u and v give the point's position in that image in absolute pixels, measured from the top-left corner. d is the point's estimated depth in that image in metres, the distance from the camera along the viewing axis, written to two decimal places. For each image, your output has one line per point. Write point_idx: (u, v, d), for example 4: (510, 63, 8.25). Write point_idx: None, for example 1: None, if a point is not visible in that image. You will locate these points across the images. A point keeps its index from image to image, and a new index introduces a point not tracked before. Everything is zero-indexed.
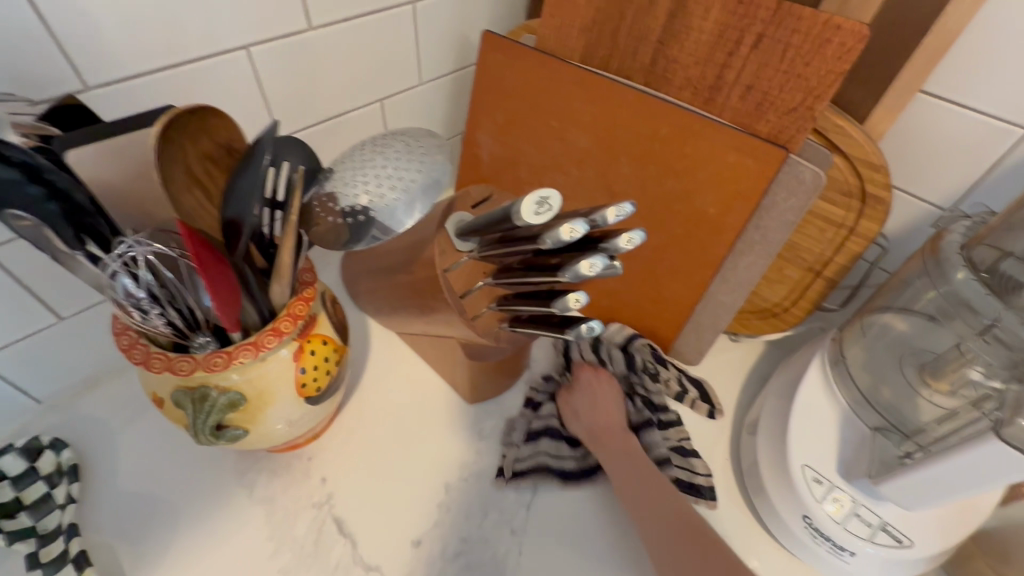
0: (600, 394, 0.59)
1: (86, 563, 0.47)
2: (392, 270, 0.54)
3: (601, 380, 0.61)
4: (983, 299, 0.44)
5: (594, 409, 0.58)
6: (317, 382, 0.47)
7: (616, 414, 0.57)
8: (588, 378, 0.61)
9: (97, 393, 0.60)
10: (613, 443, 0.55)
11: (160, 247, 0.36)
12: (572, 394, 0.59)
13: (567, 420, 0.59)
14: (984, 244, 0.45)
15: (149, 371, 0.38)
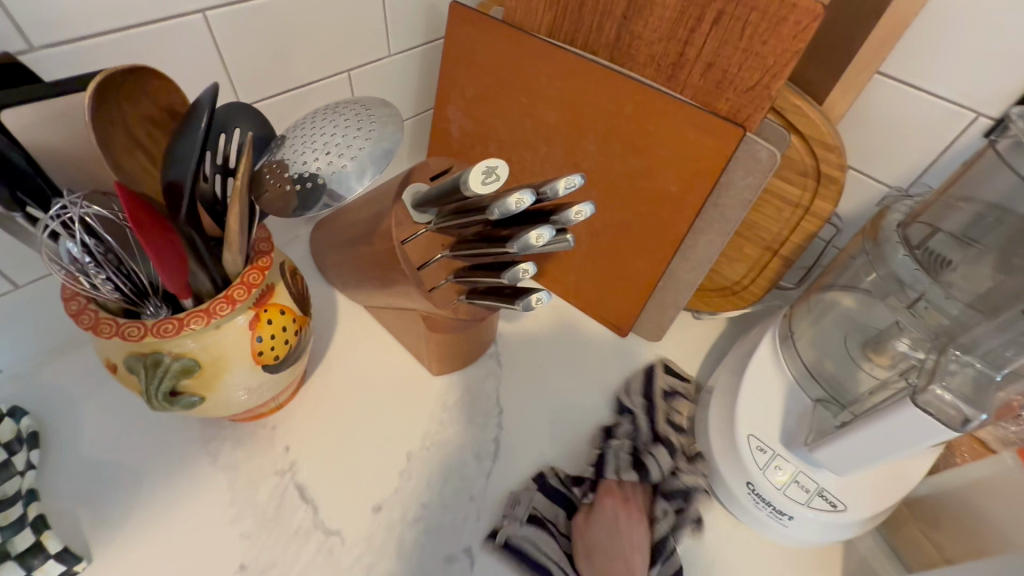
0: (621, 524, 0.52)
1: (44, 526, 0.47)
2: (354, 242, 0.54)
3: (627, 514, 0.54)
4: (914, 274, 0.46)
5: (611, 548, 0.51)
6: (275, 351, 0.47)
7: (635, 564, 0.51)
8: (608, 512, 0.54)
9: (59, 363, 0.60)
10: None
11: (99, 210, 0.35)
12: (590, 526, 0.53)
13: (578, 552, 0.52)
14: (919, 221, 0.47)
15: (98, 336, 0.39)
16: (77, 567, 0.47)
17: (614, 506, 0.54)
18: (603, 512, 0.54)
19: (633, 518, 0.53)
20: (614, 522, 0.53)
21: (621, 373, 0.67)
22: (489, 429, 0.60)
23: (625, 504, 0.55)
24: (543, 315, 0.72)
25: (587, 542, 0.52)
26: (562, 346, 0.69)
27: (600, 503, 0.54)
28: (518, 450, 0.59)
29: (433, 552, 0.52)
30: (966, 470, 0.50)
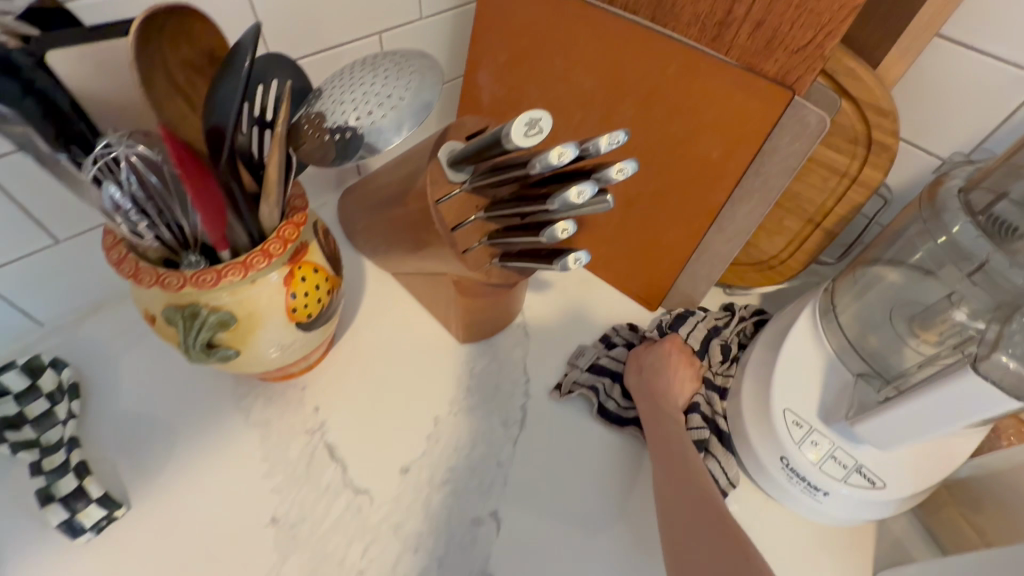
0: (674, 377, 0.56)
1: (86, 471, 0.48)
2: (388, 204, 0.54)
3: (681, 358, 0.59)
4: (974, 243, 0.45)
5: (661, 372, 0.57)
6: (308, 308, 0.47)
7: (677, 413, 0.55)
8: (668, 355, 0.58)
9: (98, 319, 0.61)
10: (665, 407, 0.54)
11: (145, 153, 0.35)
12: (645, 351, 0.59)
13: (629, 371, 0.59)
14: (982, 186, 0.45)
15: (138, 285, 0.39)
16: (117, 513, 0.48)
17: (672, 359, 0.58)
18: (661, 356, 0.58)
19: (686, 373, 0.57)
20: (668, 354, 0.58)
21: None
22: (516, 397, 0.60)
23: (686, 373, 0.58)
24: (572, 286, 0.71)
25: (640, 382, 0.57)
26: (590, 317, 0.68)
27: (653, 349, 0.59)
28: (546, 419, 0.59)
29: (460, 514, 0.52)
30: (1014, 452, 0.48)
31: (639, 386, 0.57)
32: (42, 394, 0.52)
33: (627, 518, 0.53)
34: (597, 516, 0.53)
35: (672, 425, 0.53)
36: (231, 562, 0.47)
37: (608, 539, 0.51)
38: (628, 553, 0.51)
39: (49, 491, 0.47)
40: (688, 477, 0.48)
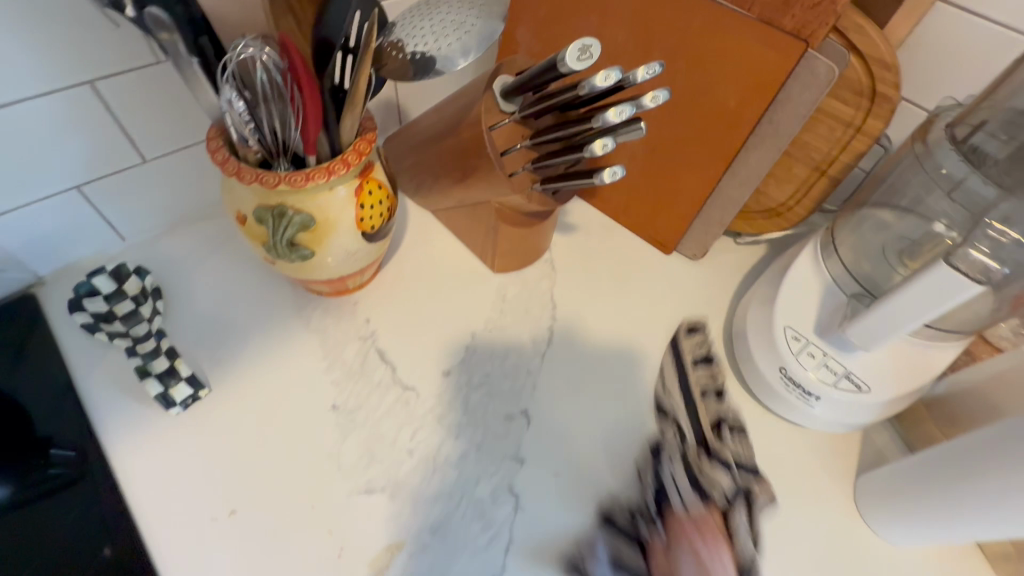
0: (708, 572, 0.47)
1: (176, 355, 0.56)
2: (438, 138, 0.60)
3: (708, 541, 0.49)
4: (955, 165, 0.52)
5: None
6: (373, 220, 0.54)
7: None
8: (683, 519, 0.50)
9: (173, 238, 0.69)
10: None
11: (270, 60, 0.41)
12: (671, 559, 0.48)
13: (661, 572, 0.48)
14: (965, 121, 0.51)
15: (241, 181, 0.46)
16: (201, 393, 0.55)
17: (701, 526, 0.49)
18: (682, 519, 0.50)
19: (720, 549, 0.48)
20: (705, 558, 0.48)
21: (665, 284, 0.73)
22: (544, 320, 0.67)
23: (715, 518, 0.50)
24: (594, 230, 0.77)
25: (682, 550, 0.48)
26: (610, 256, 0.75)
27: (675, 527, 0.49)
28: (570, 339, 0.66)
29: (495, 410, 0.59)
30: (986, 366, 0.55)
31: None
32: (127, 296, 0.59)
33: (641, 421, 0.60)
34: (614, 418, 0.60)
35: None
36: (298, 436, 0.55)
37: (623, 437, 0.59)
38: (641, 448, 0.58)
39: (147, 369, 0.55)
40: None
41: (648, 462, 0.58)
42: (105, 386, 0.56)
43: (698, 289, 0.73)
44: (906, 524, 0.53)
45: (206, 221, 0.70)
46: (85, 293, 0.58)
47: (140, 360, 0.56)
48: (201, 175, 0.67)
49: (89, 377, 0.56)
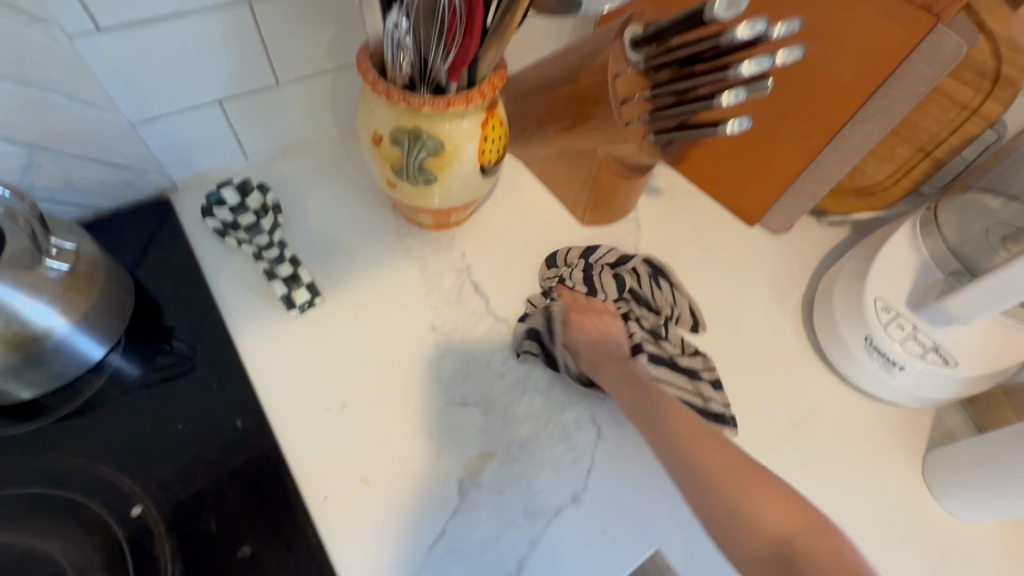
0: (628, 395, 0.56)
1: (298, 263, 0.62)
2: (549, 86, 0.62)
3: (594, 315, 0.62)
4: None
5: (591, 339, 0.60)
6: (492, 153, 0.57)
7: (614, 347, 0.60)
8: (605, 338, 0.60)
9: (286, 162, 0.74)
10: (609, 367, 0.58)
11: None
12: (569, 330, 0.60)
13: (569, 352, 0.60)
14: None
15: (390, 102, 0.49)
16: (317, 299, 0.61)
17: (603, 340, 0.60)
18: (600, 341, 0.60)
19: (634, 366, 0.58)
20: (590, 324, 0.61)
21: (747, 254, 0.74)
22: None
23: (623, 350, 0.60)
24: (680, 196, 0.79)
25: (592, 357, 0.59)
26: (694, 222, 0.77)
27: (597, 364, 0.58)
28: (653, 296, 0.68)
29: None
30: None
31: (585, 364, 0.59)
32: (250, 210, 0.64)
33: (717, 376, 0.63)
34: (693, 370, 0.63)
35: (624, 381, 0.57)
36: (401, 349, 0.60)
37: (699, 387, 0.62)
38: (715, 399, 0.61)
39: (274, 272, 0.61)
40: (676, 440, 0.52)
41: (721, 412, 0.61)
42: (232, 286, 0.62)
43: (779, 262, 0.74)
44: (975, 498, 0.55)
45: (317, 149, 0.75)
46: (215, 202, 0.64)
47: (267, 264, 0.62)
48: (319, 105, 0.71)
49: (219, 276, 0.62)
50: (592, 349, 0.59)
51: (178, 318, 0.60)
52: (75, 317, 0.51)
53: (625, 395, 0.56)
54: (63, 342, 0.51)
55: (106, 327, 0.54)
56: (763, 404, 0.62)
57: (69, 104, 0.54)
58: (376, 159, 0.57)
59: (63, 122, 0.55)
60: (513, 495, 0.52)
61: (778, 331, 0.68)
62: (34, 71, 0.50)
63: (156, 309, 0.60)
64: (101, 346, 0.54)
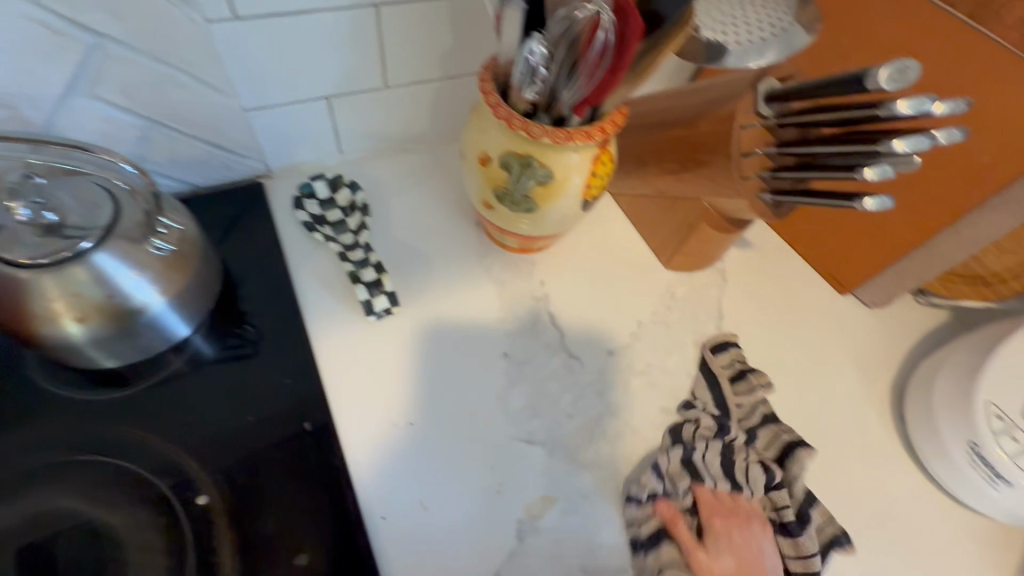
0: (743, 545, 0.52)
1: (382, 270, 0.62)
2: (662, 126, 0.60)
3: (739, 526, 0.53)
4: None
5: (738, 563, 0.51)
6: (596, 189, 0.56)
7: (761, 563, 0.52)
8: (723, 502, 0.54)
9: (377, 162, 0.73)
10: (739, 530, 0.52)
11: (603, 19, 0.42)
12: (712, 546, 0.52)
13: (691, 551, 0.51)
14: None
15: (511, 128, 0.48)
16: (393, 309, 0.60)
17: (697, 444, 0.55)
18: (721, 501, 0.54)
19: (757, 531, 0.53)
20: (735, 533, 0.52)
21: (835, 325, 0.70)
22: (709, 327, 0.67)
23: (753, 508, 0.54)
24: (769, 252, 0.75)
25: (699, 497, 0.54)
26: (782, 281, 0.73)
27: (715, 525, 0.53)
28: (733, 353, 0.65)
29: (654, 403, 0.60)
30: None
31: (704, 521, 0.53)
32: (337, 207, 0.65)
33: None
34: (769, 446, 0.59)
35: (730, 557, 0.51)
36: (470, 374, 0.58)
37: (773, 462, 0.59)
38: None
39: (357, 276, 0.61)
40: None
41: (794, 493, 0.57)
42: (312, 283, 0.62)
43: (870, 337, 0.70)
44: None
45: (408, 152, 0.75)
46: (307, 195, 0.65)
47: (351, 267, 0.61)
48: (420, 111, 0.71)
49: (301, 271, 0.63)
50: (710, 497, 0.54)
51: (257, 307, 0.60)
52: (169, 294, 0.51)
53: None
54: (155, 317, 0.51)
55: (194, 307, 0.55)
56: (839, 492, 0.58)
57: (192, 84, 0.55)
58: (479, 179, 0.56)
59: (182, 100, 0.56)
60: (571, 547, 0.51)
61: (861, 414, 0.64)
62: (169, 49, 0.51)
63: (237, 295, 0.61)
64: (186, 326, 0.55)
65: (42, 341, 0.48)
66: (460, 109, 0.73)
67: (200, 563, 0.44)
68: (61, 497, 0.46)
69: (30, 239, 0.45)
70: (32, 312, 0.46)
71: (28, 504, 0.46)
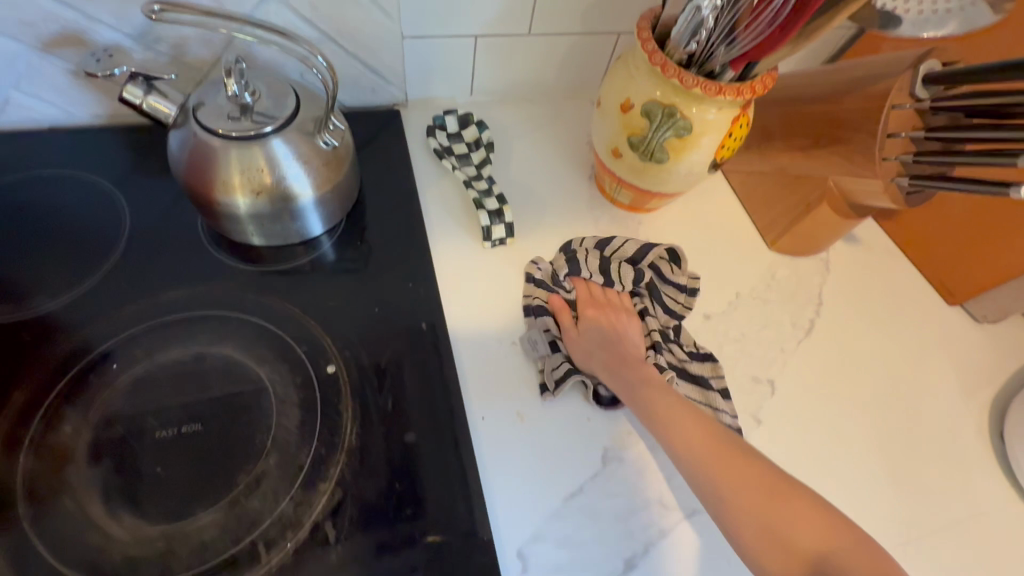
0: (611, 329, 0.58)
1: (503, 202, 0.66)
2: (801, 101, 0.61)
3: (614, 314, 0.60)
4: None
5: (603, 339, 0.57)
6: (727, 150, 0.57)
7: (628, 346, 0.57)
8: (599, 296, 0.61)
9: (501, 107, 0.77)
10: (629, 370, 0.54)
11: None
12: (580, 326, 0.58)
13: (569, 344, 0.57)
14: None
15: (664, 74, 0.51)
16: (508, 239, 0.64)
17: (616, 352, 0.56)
18: (595, 296, 0.61)
19: (624, 318, 0.60)
20: (604, 316, 0.59)
21: (939, 333, 0.68)
22: (807, 310, 0.67)
23: (621, 302, 0.62)
24: (878, 252, 0.74)
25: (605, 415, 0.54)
26: (889, 281, 0.72)
27: (587, 309, 0.60)
28: (829, 340, 0.65)
29: (743, 371, 0.61)
30: None
31: (578, 341, 0.57)
32: (463, 140, 0.70)
33: (878, 444, 0.59)
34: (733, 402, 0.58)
35: (627, 380, 0.54)
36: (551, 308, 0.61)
37: (858, 449, 0.59)
38: (873, 466, 0.58)
39: (481, 203, 0.65)
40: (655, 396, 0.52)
41: (877, 482, 0.57)
42: (436, 205, 0.67)
43: (976, 352, 0.68)
44: None
45: (533, 103, 0.78)
46: (438, 125, 0.70)
47: (475, 194, 0.66)
48: (551, 63, 0.74)
49: (427, 193, 0.68)
50: (588, 293, 0.61)
51: (385, 219, 0.65)
52: (323, 190, 0.57)
53: (582, 350, 0.56)
54: (306, 207, 0.57)
55: (339, 209, 0.61)
56: (926, 491, 0.58)
57: (368, 4, 0.60)
58: (615, 125, 0.58)
59: (356, 18, 0.61)
60: (653, 480, 0.53)
61: (957, 422, 0.62)
62: None
63: (368, 206, 0.66)
64: (326, 225, 0.61)
65: (215, 208, 0.55)
66: (589, 67, 0.76)
67: (328, 423, 0.50)
68: (216, 343, 0.52)
69: (229, 114, 0.51)
70: (215, 179, 0.52)
71: (193, 343, 0.52)
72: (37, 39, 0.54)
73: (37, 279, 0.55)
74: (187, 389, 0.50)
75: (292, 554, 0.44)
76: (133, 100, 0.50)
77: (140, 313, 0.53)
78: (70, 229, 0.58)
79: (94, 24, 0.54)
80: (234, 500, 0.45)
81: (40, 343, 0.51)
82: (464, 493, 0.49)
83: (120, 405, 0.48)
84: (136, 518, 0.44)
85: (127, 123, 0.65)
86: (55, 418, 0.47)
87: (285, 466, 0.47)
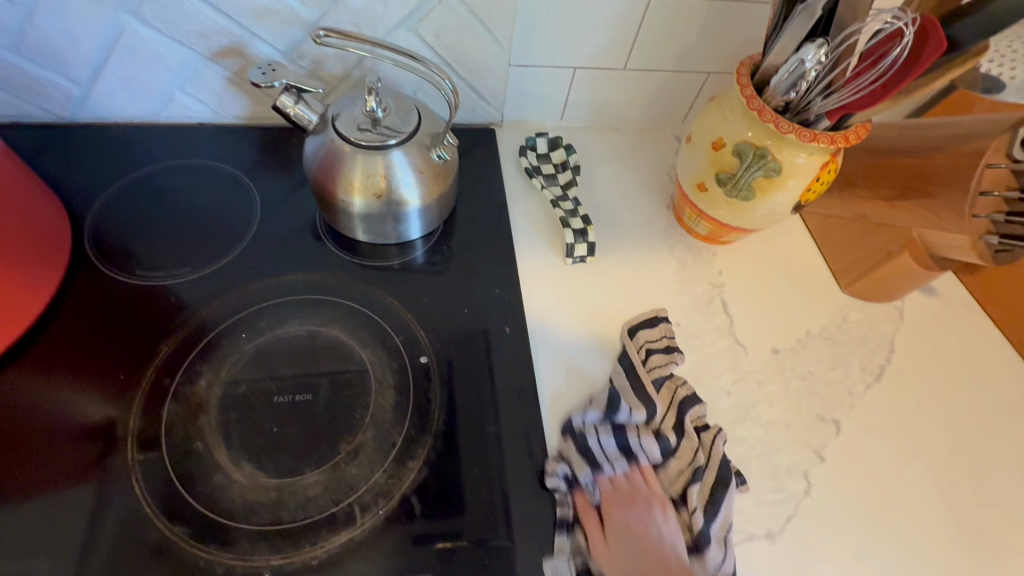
0: (605, 385, 0.57)
1: (587, 222, 0.70)
2: (892, 153, 0.62)
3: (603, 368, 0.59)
4: None
5: (599, 395, 0.57)
6: (812, 193, 0.60)
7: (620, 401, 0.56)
8: (594, 349, 0.61)
9: (588, 134, 0.82)
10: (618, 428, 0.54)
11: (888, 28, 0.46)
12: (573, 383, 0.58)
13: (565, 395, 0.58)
14: None
15: (761, 118, 0.54)
16: (588, 258, 0.69)
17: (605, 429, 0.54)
18: (591, 350, 0.61)
19: (619, 372, 0.59)
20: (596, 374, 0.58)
21: (1017, 395, 0.67)
22: (877, 356, 0.68)
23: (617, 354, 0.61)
24: (956, 305, 0.73)
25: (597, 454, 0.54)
26: (966, 336, 0.71)
27: (580, 367, 0.59)
28: (898, 388, 0.66)
29: (809, 407, 0.63)
30: None
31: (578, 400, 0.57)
32: (552, 162, 0.75)
33: (943, 497, 0.59)
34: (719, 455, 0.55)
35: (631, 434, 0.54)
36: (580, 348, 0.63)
37: (921, 499, 0.59)
38: (936, 518, 0.58)
39: (566, 222, 0.70)
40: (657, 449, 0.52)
41: (940, 535, 0.57)
42: (523, 220, 0.72)
43: None
44: None
45: (618, 131, 0.83)
46: (530, 146, 0.76)
47: (561, 213, 0.71)
48: (641, 96, 0.78)
49: (515, 208, 0.73)
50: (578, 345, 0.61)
51: (475, 228, 0.71)
52: (429, 198, 0.62)
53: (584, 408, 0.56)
54: (411, 212, 0.63)
55: (439, 216, 0.67)
56: (993, 551, 0.57)
57: (484, 35, 0.66)
58: (704, 161, 0.62)
59: (472, 46, 0.68)
60: None
61: None
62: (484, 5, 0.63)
63: (462, 215, 0.72)
64: (424, 230, 0.67)
65: (336, 207, 0.62)
66: (676, 102, 0.80)
67: (419, 407, 0.55)
68: (327, 325, 0.59)
69: (362, 125, 0.58)
70: (342, 181, 0.59)
71: (307, 322, 0.59)
72: (208, 49, 0.63)
73: (144, 243, 0.64)
74: (301, 362, 0.56)
75: (382, 520, 0.49)
76: (284, 106, 0.59)
77: (264, 291, 0.61)
78: (207, 212, 0.67)
79: (255, 39, 0.63)
80: (336, 465, 0.51)
81: (182, 308, 0.59)
82: (525, 491, 0.53)
83: (245, 368, 0.56)
84: (254, 468, 0.50)
85: (261, 123, 0.74)
86: (192, 373, 0.55)
87: (380, 440, 0.53)
